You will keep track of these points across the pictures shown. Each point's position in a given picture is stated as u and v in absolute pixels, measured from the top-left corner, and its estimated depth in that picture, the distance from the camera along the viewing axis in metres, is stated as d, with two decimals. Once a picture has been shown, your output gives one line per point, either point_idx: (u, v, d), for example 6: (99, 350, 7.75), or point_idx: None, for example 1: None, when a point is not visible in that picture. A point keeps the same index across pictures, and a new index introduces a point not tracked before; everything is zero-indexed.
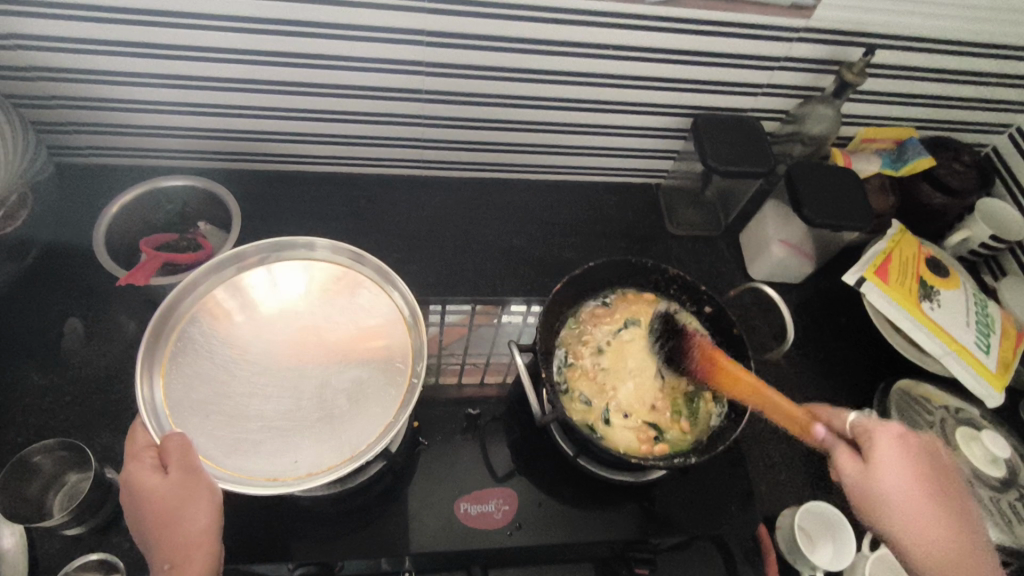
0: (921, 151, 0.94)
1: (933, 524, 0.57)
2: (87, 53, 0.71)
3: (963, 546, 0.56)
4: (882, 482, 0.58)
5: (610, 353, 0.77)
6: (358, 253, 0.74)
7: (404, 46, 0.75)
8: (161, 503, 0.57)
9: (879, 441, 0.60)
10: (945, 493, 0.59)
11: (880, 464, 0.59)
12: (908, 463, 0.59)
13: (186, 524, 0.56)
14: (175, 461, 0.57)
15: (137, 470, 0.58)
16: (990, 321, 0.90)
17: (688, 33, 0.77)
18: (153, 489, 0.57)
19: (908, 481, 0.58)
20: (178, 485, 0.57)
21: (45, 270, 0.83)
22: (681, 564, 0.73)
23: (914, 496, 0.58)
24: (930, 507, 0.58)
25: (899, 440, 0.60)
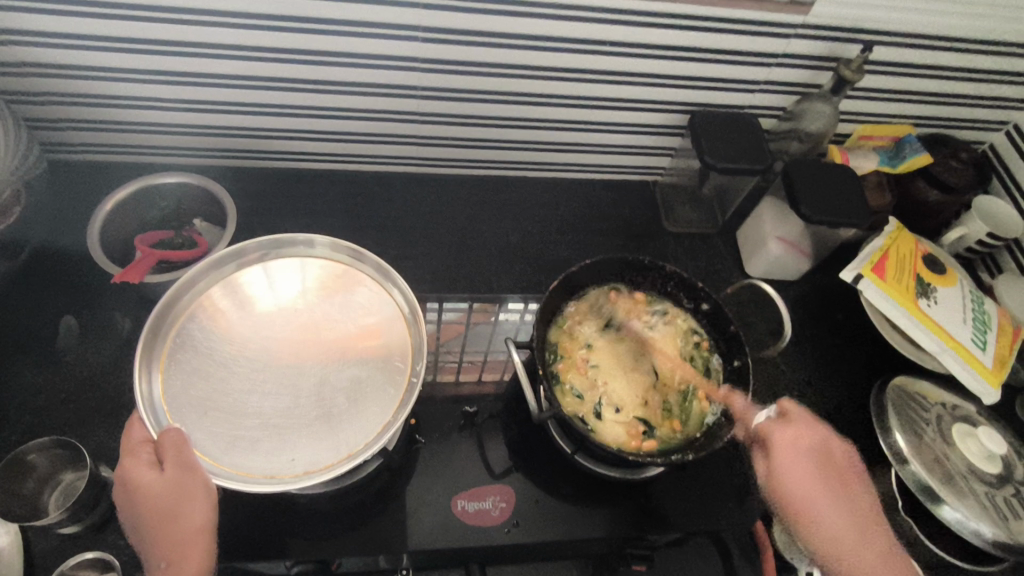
0: (919, 148, 0.94)
1: (834, 513, 0.66)
2: (83, 48, 0.71)
3: (858, 531, 0.66)
4: (785, 474, 0.68)
5: (601, 349, 0.77)
6: (357, 251, 0.74)
7: (402, 42, 0.74)
8: (158, 499, 0.57)
9: (781, 440, 0.69)
10: (838, 484, 0.69)
11: (782, 459, 0.68)
12: (805, 457, 0.69)
13: (182, 520, 0.57)
14: (170, 456, 0.57)
15: (134, 465, 0.59)
16: (987, 318, 0.90)
17: (686, 29, 0.77)
18: (149, 485, 0.57)
19: (808, 476, 0.67)
20: (173, 481, 0.57)
21: (40, 267, 0.83)
22: (676, 561, 0.75)
23: (815, 490, 0.67)
24: (828, 498, 0.67)
25: (795, 435, 0.70)
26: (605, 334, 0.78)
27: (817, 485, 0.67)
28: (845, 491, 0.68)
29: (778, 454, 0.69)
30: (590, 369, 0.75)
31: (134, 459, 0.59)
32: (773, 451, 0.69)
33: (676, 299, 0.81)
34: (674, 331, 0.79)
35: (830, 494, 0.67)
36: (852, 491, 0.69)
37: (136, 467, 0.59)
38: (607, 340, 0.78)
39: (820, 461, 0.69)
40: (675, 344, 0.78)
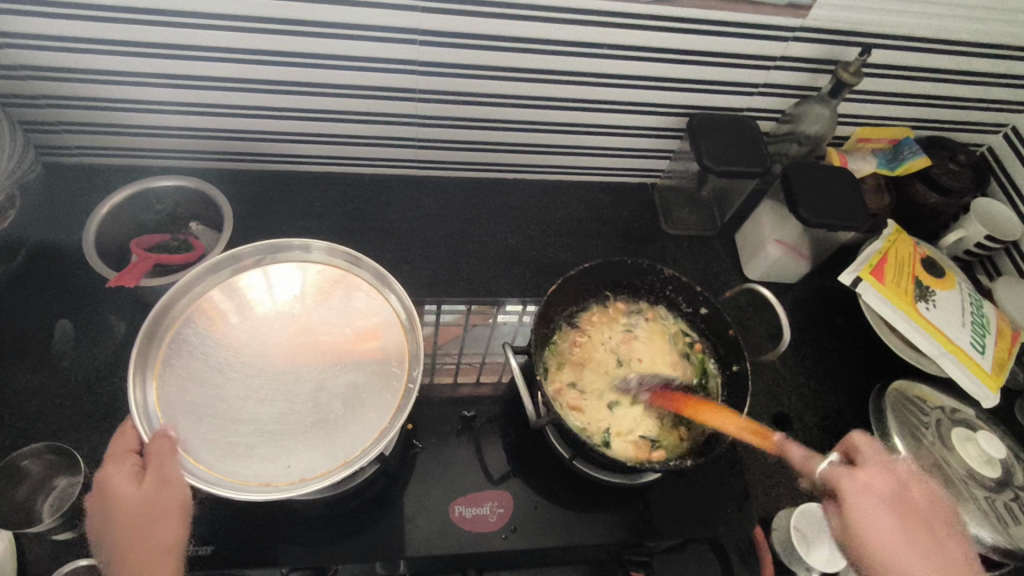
0: (917, 151, 0.93)
1: (920, 568, 0.56)
2: (77, 51, 0.71)
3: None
4: (859, 521, 0.58)
5: (595, 363, 0.76)
6: (353, 255, 0.73)
7: (399, 44, 0.74)
8: (133, 505, 0.56)
9: (853, 484, 0.60)
10: (924, 534, 0.58)
11: (852, 504, 0.59)
12: (881, 503, 0.59)
13: (152, 532, 0.56)
14: (159, 461, 0.57)
15: (115, 467, 0.58)
16: (985, 321, 0.90)
17: (684, 32, 0.76)
18: (128, 491, 0.57)
19: (887, 524, 0.58)
20: (159, 488, 0.57)
21: (35, 271, 0.82)
22: (675, 567, 0.73)
23: (896, 539, 0.57)
24: (912, 549, 0.57)
25: (868, 478, 0.61)
26: (597, 346, 0.78)
27: (898, 534, 0.57)
28: (930, 538, 0.58)
29: (849, 499, 0.59)
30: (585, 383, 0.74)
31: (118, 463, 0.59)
32: (843, 497, 0.60)
33: (673, 304, 0.81)
34: (663, 335, 0.80)
35: (913, 548, 0.57)
36: (944, 543, 0.59)
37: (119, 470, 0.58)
38: (599, 352, 0.77)
39: (900, 508, 0.59)
40: (664, 350, 0.79)
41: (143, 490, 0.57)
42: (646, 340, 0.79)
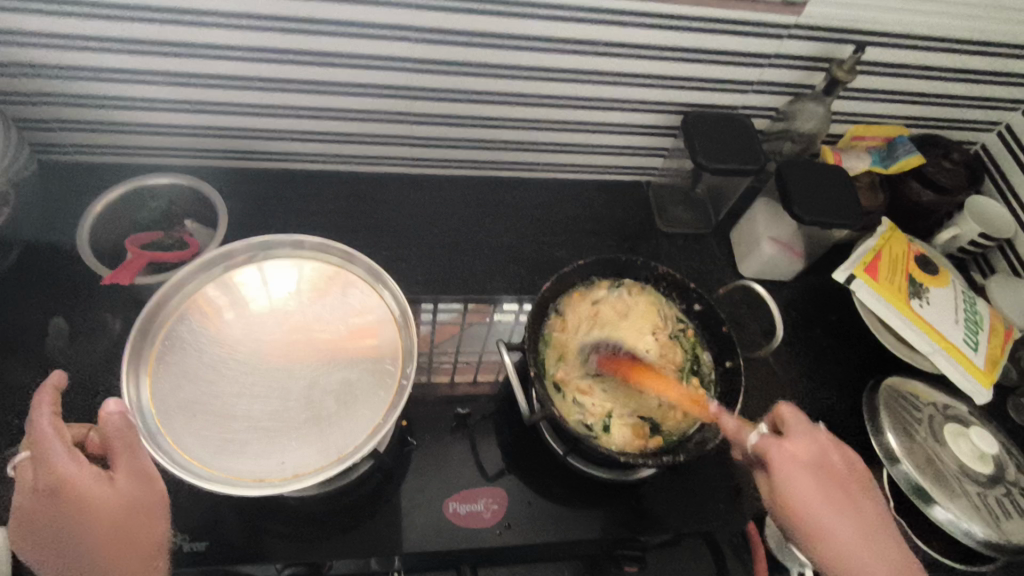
0: (911, 149, 0.93)
1: (846, 531, 0.57)
2: (73, 49, 0.71)
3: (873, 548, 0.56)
4: (785, 485, 0.59)
5: (584, 351, 0.75)
6: (348, 253, 0.73)
7: (395, 42, 0.74)
8: (106, 508, 0.51)
9: (780, 454, 0.61)
10: (844, 494, 0.60)
11: (779, 470, 0.60)
12: (803, 465, 0.60)
13: (139, 530, 0.52)
14: (128, 450, 0.53)
15: (65, 468, 0.51)
16: (978, 318, 0.90)
17: (678, 30, 0.77)
18: (100, 493, 0.51)
19: (810, 484, 0.59)
20: (139, 481, 0.53)
21: (29, 268, 0.82)
22: (670, 562, 0.72)
23: (819, 500, 0.58)
24: (836, 512, 0.58)
25: (796, 444, 0.62)
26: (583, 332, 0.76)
27: (819, 492, 0.59)
28: (851, 500, 0.60)
29: (778, 468, 0.60)
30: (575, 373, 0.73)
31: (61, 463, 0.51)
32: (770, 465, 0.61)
33: (668, 300, 0.81)
34: (647, 313, 0.79)
35: (833, 505, 0.59)
36: (862, 500, 0.61)
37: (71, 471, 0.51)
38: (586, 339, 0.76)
39: (823, 470, 0.61)
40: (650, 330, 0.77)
41: (120, 489, 0.52)
42: (631, 321, 0.78)
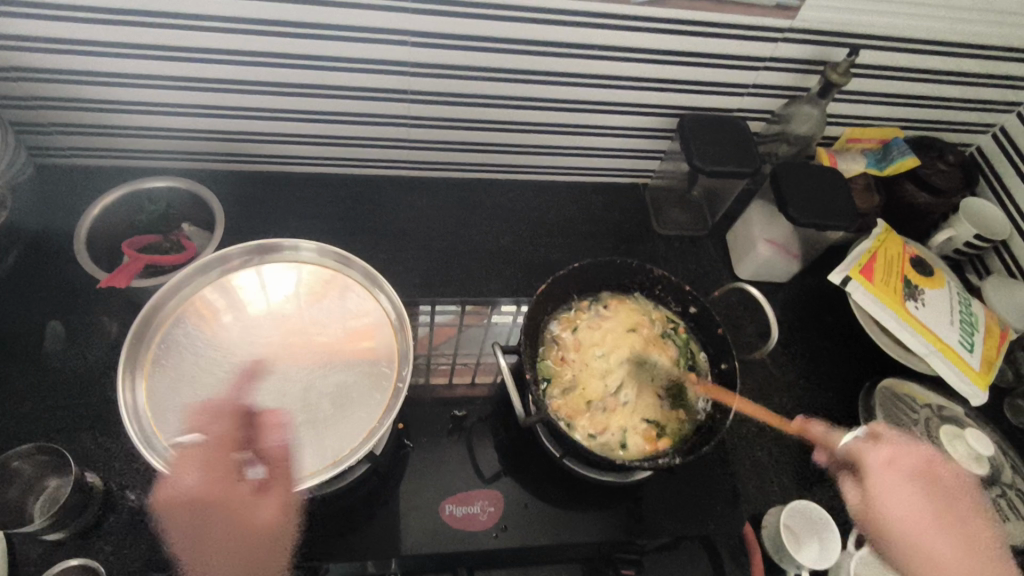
0: (906, 150, 0.95)
1: (940, 543, 0.66)
2: (70, 53, 0.71)
3: (968, 560, 0.65)
4: (885, 501, 0.70)
5: (574, 364, 0.76)
6: (344, 256, 0.73)
7: (391, 46, 0.74)
8: (253, 528, 0.59)
9: (877, 460, 0.73)
10: (936, 506, 0.69)
11: (875, 481, 0.72)
12: (903, 482, 0.71)
13: (267, 557, 0.59)
14: (283, 480, 0.60)
15: (228, 484, 0.59)
16: (974, 320, 0.90)
17: (673, 33, 0.77)
18: (252, 504, 0.59)
19: (910, 502, 0.69)
20: (281, 513, 0.60)
21: (26, 271, 0.82)
22: (669, 565, 0.72)
23: (926, 516, 0.68)
24: (935, 526, 0.68)
25: (895, 457, 0.73)
26: (569, 346, 0.77)
27: (931, 510, 0.68)
28: (937, 505, 0.70)
29: (868, 473, 0.73)
30: (569, 387, 0.74)
31: (228, 480, 0.59)
32: (867, 475, 0.73)
33: (664, 303, 0.81)
34: (627, 316, 0.80)
35: (948, 518, 0.68)
36: (950, 513, 0.69)
37: (232, 489, 0.59)
38: (574, 355, 0.77)
39: (926, 483, 0.71)
40: (633, 334, 0.78)
41: (268, 502, 0.60)
42: (613, 326, 0.79)
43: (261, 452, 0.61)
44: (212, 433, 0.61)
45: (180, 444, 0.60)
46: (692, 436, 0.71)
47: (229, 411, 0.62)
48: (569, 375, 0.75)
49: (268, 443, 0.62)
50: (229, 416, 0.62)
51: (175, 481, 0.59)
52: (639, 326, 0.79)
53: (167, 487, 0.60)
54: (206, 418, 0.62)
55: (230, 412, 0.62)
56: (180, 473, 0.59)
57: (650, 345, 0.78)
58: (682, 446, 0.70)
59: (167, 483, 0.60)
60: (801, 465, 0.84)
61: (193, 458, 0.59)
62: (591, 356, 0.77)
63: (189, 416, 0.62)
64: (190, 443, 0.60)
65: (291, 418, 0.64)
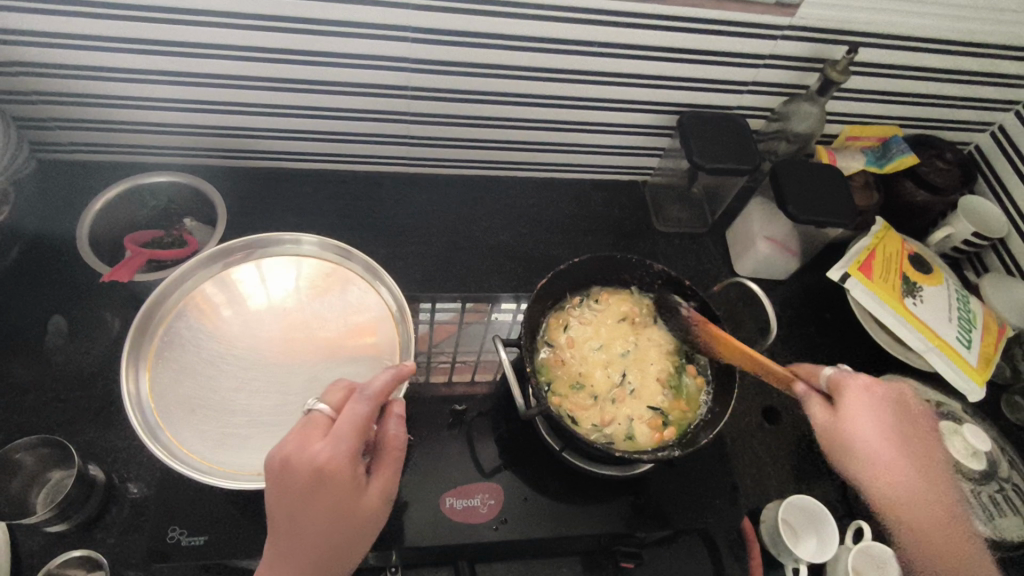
0: (905, 149, 0.95)
1: (903, 474, 0.66)
2: (75, 49, 0.71)
3: (916, 481, 0.67)
4: (860, 433, 0.64)
5: (573, 358, 0.77)
6: (345, 250, 0.74)
7: (392, 42, 0.75)
8: (360, 510, 0.54)
9: (853, 394, 0.66)
10: (896, 433, 0.67)
11: (854, 415, 0.65)
12: (876, 410, 0.65)
13: (357, 542, 0.54)
14: (390, 470, 0.56)
15: (342, 457, 0.53)
16: (971, 316, 0.91)
17: (674, 31, 0.77)
18: (360, 491, 0.54)
19: (876, 431, 0.65)
20: (382, 501, 0.55)
21: (28, 266, 0.83)
22: (668, 558, 0.75)
23: (891, 450, 0.66)
24: (897, 455, 0.66)
25: (869, 388, 0.66)
26: (565, 343, 0.78)
27: (887, 437, 0.66)
28: (899, 432, 0.67)
29: (847, 407, 0.65)
30: (569, 383, 0.75)
31: (355, 459, 0.53)
32: (842, 405, 0.66)
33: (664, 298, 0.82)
34: (621, 310, 0.81)
35: (902, 443, 0.67)
36: (905, 437, 0.68)
37: (352, 469, 0.53)
38: (572, 351, 0.77)
39: (890, 411, 0.67)
40: (627, 329, 0.80)
41: (372, 489, 0.55)
42: (607, 322, 0.80)
43: (392, 438, 0.57)
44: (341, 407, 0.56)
45: (314, 408, 0.56)
46: (696, 422, 0.72)
47: (379, 385, 0.57)
48: (568, 372, 0.76)
49: (389, 428, 0.58)
50: (376, 392, 0.56)
51: (295, 446, 0.53)
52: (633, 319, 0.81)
53: (291, 449, 0.53)
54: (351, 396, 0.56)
55: (383, 388, 0.57)
56: (301, 439, 0.54)
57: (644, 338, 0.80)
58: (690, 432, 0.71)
59: (290, 444, 0.53)
60: (799, 460, 0.84)
61: (340, 429, 0.54)
62: (588, 352, 0.78)
63: (327, 390, 0.59)
64: (324, 412, 0.56)
65: (401, 404, 0.60)
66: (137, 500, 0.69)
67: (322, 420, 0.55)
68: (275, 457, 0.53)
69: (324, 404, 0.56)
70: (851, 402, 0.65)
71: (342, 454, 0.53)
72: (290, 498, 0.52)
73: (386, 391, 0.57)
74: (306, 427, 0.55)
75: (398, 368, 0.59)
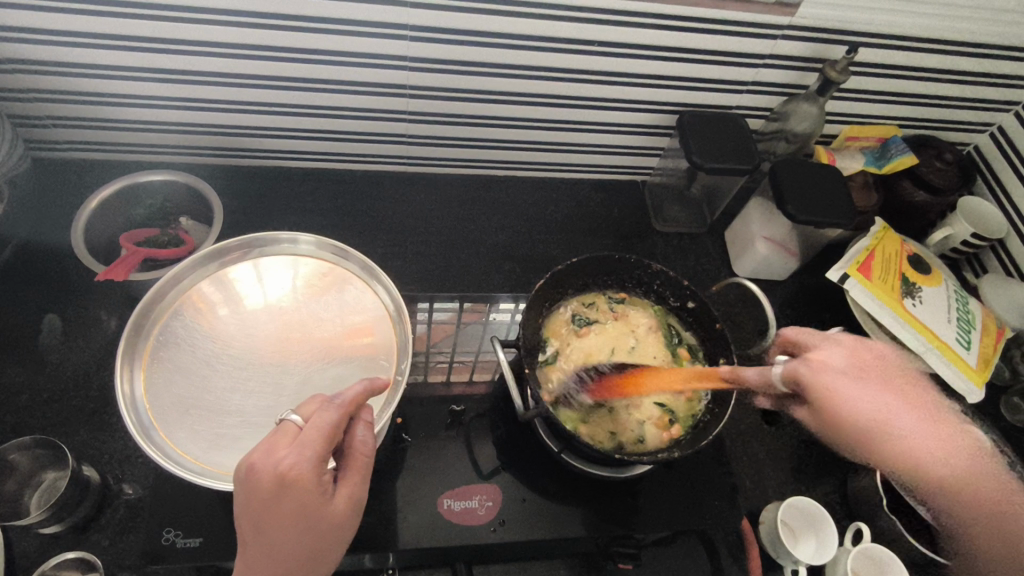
0: (905, 149, 0.94)
1: (917, 428, 0.57)
2: (70, 46, 0.71)
3: (935, 432, 0.58)
4: (855, 408, 0.57)
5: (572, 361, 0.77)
6: (342, 249, 0.74)
7: (391, 40, 0.74)
8: (328, 520, 0.53)
9: (813, 373, 0.58)
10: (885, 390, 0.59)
11: (836, 395, 0.57)
12: (844, 377, 0.58)
13: (327, 551, 0.53)
14: (359, 477, 0.56)
15: (304, 466, 0.52)
16: (970, 317, 0.91)
17: (672, 30, 0.77)
18: (329, 500, 0.53)
19: (866, 398, 0.57)
20: (352, 510, 0.55)
21: (23, 264, 0.82)
22: (666, 561, 0.73)
23: (889, 411, 0.57)
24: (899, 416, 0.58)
25: (824, 359, 0.61)
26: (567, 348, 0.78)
27: (882, 401, 0.58)
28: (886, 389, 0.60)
29: (820, 389, 0.57)
30: (576, 386, 0.75)
31: (321, 467, 0.53)
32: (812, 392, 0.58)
33: (662, 298, 0.81)
34: (620, 315, 0.82)
35: (896, 399, 0.59)
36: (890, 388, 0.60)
37: (318, 478, 0.52)
38: (577, 356, 0.77)
39: (853, 372, 0.60)
40: (626, 332, 0.81)
41: (341, 497, 0.54)
42: (607, 327, 0.80)
43: (359, 445, 0.58)
44: (312, 416, 0.56)
45: (286, 418, 0.55)
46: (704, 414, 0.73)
47: (350, 394, 0.57)
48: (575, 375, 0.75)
49: (356, 434, 0.58)
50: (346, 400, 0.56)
51: (264, 453, 0.52)
52: (632, 323, 0.81)
53: (257, 456, 0.52)
54: (322, 404, 0.56)
55: (355, 396, 0.58)
56: (268, 447, 0.53)
57: (645, 339, 0.80)
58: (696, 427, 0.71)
59: (255, 451, 0.52)
60: (797, 461, 0.84)
61: (307, 437, 0.53)
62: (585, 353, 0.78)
63: (303, 403, 0.58)
64: (295, 421, 0.55)
65: (372, 413, 0.61)
66: (132, 501, 0.68)
67: (292, 429, 0.55)
68: (242, 465, 0.52)
69: (297, 414, 0.55)
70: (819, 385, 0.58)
71: (303, 462, 0.52)
72: (252, 507, 0.51)
73: (359, 400, 0.58)
74: (276, 434, 0.54)
75: (372, 381, 0.60)
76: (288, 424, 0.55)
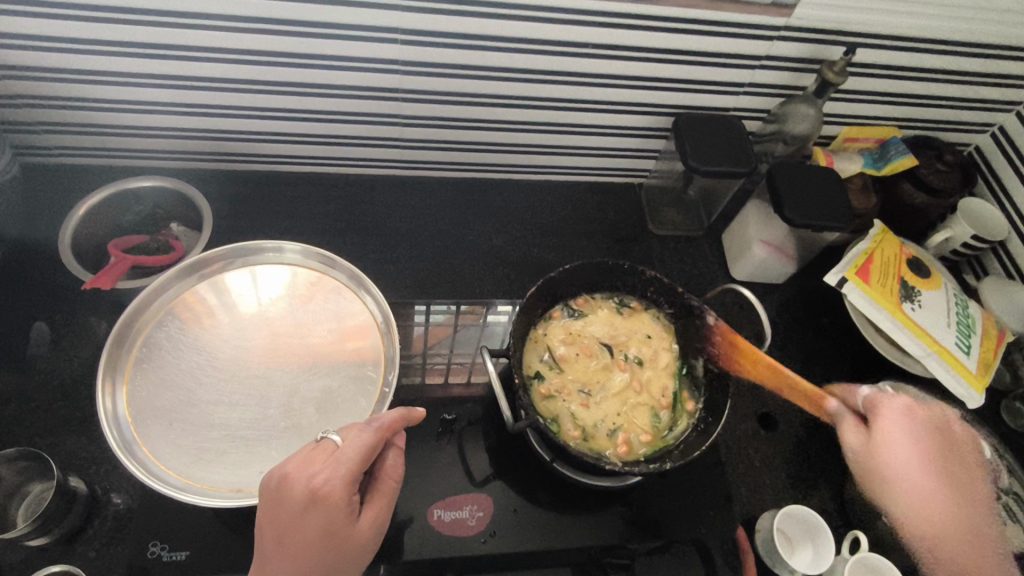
0: (904, 150, 0.92)
1: (920, 478, 0.66)
2: (58, 51, 0.70)
3: (944, 510, 0.65)
4: (884, 451, 0.68)
5: (567, 368, 0.75)
6: (329, 257, 0.73)
7: (382, 44, 0.73)
8: (352, 540, 0.52)
9: (887, 409, 0.70)
10: (934, 452, 0.68)
11: (879, 438, 0.69)
12: (909, 429, 0.69)
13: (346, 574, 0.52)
14: (385, 501, 0.56)
15: (338, 484, 0.52)
16: (970, 322, 0.89)
17: (665, 32, 0.76)
18: (357, 520, 0.53)
19: (913, 459, 0.67)
20: (374, 533, 0.54)
21: (12, 271, 0.81)
22: (659, 569, 0.70)
23: (912, 454, 0.67)
24: (925, 468, 0.67)
25: (893, 410, 0.70)
26: (555, 352, 0.76)
27: (914, 456, 0.67)
28: (934, 452, 0.68)
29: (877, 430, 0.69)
30: (566, 396, 0.73)
31: (355, 487, 0.53)
32: (877, 420, 0.70)
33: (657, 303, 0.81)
34: (624, 321, 0.80)
35: (919, 457, 0.67)
36: (936, 460, 0.68)
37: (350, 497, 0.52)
38: (569, 357, 0.76)
39: (919, 432, 0.69)
40: (620, 334, 0.79)
41: (369, 519, 0.54)
42: (607, 326, 0.79)
43: (391, 469, 0.57)
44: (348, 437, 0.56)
45: (324, 437, 0.55)
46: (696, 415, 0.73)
47: (387, 419, 0.56)
48: (563, 379, 0.74)
49: (387, 459, 0.58)
50: (385, 425, 0.56)
51: (297, 467, 0.53)
52: (628, 326, 0.80)
53: (292, 469, 0.52)
54: (359, 426, 0.56)
55: (391, 421, 0.57)
56: (303, 461, 0.53)
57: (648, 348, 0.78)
58: (683, 443, 0.69)
59: (291, 463, 0.52)
60: (794, 468, 0.83)
61: (343, 455, 0.53)
62: (577, 357, 0.76)
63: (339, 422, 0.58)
64: (333, 441, 0.55)
65: (401, 435, 0.61)
66: (119, 512, 0.67)
67: (330, 448, 0.55)
68: (274, 478, 0.52)
69: (335, 434, 0.56)
70: (845, 426, 0.73)
71: (337, 480, 0.52)
72: (280, 522, 0.50)
73: (395, 426, 0.57)
74: (312, 451, 0.54)
75: (409, 411, 0.59)
76: (327, 444, 0.55)
